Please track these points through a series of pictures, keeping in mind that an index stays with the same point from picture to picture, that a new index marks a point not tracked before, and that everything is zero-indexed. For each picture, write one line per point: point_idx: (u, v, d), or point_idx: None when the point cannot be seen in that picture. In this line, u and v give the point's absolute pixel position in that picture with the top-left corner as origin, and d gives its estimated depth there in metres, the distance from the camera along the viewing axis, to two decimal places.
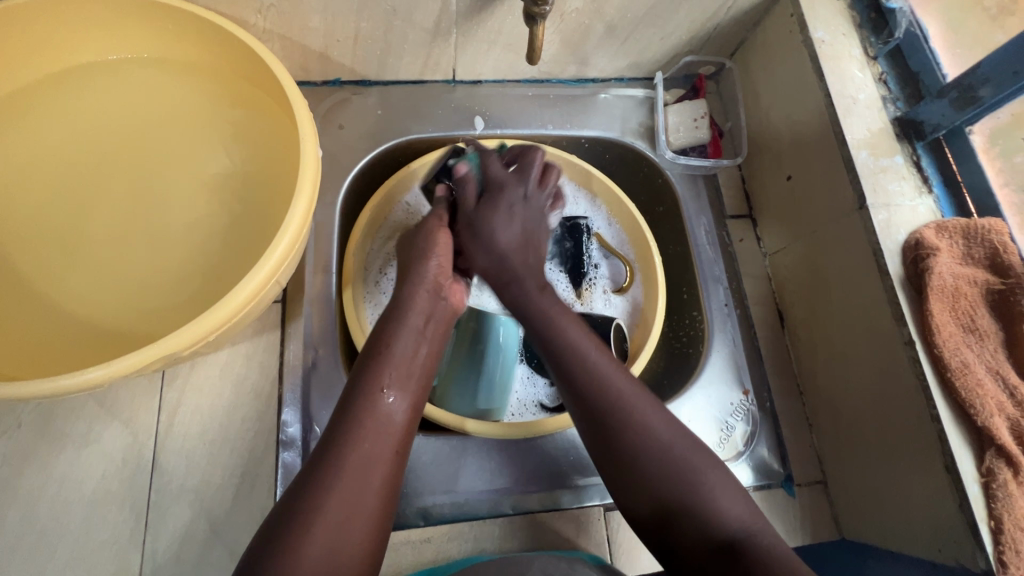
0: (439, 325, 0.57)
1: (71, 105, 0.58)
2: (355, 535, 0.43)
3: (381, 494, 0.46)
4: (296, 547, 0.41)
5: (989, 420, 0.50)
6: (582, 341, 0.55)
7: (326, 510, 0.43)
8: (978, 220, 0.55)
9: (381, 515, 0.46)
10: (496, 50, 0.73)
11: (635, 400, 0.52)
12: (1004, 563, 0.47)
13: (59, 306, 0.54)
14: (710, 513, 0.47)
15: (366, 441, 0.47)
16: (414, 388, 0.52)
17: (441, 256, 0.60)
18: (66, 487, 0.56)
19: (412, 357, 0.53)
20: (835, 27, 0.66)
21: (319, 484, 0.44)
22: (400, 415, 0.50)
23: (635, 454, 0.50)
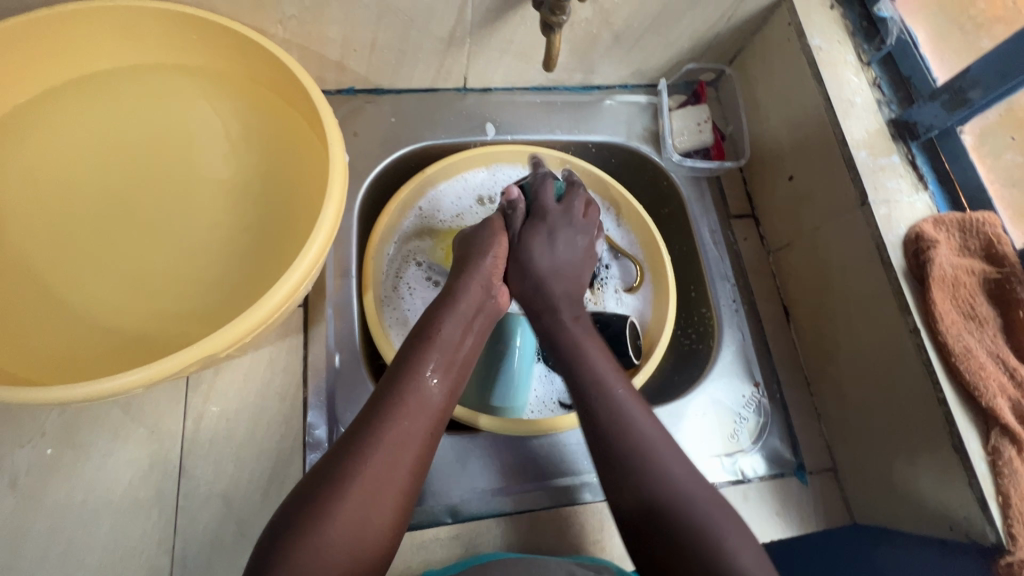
0: (486, 319, 0.62)
1: (95, 114, 0.59)
2: (385, 507, 0.47)
3: (415, 471, 0.49)
4: (330, 510, 0.45)
5: (993, 401, 0.53)
6: (605, 371, 0.59)
7: (362, 478, 0.46)
8: (972, 214, 0.59)
9: (410, 490, 0.49)
10: (507, 59, 0.75)
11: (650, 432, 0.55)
12: (1013, 536, 0.50)
13: (86, 313, 0.54)
14: (720, 561, 0.47)
15: (407, 420, 0.50)
16: (454, 375, 0.56)
17: (495, 255, 0.65)
18: (93, 495, 0.56)
19: (456, 346, 0.57)
20: (830, 35, 0.70)
21: (357, 453, 0.48)
22: (439, 398, 0.53)
23: (649, 499, 0.51)
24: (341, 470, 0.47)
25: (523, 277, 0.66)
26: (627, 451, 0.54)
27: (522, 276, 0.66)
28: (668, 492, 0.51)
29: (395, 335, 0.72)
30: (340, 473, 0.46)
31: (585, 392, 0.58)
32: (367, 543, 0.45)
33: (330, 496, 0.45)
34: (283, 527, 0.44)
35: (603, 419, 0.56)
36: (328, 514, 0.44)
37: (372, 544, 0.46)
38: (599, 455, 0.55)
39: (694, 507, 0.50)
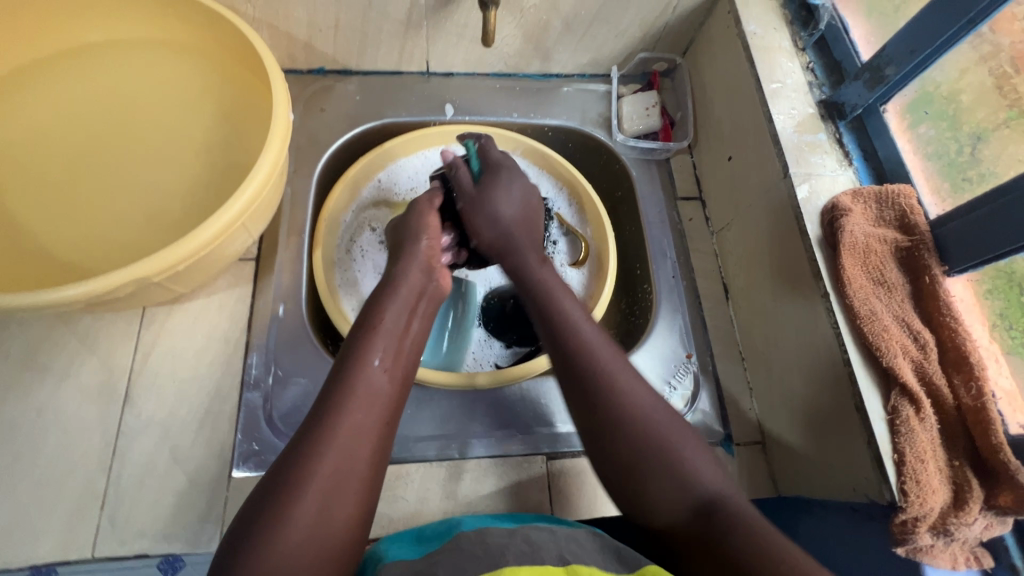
0: (429, 303, 0.62)
1: (80, 76, 0.66)
2: (346, 502, 0.47)
3: (372, 462, 0.50)
4: (288, 513, 0.44)
5: (893, 361, 0.53)
6: (579, 318, 0.59)
7: (318, 476, 0.46)
8: (889, 186, 0.60)
9: (370, 480, 0.50)
10: (464, 43, 0.80)
11: (621, 370, 0.55)
12: (905, 492, 0.50)
13: (52, 246, 0.60)
14: (688, 477, 0.50)
15: (357, 411, 0.50)
16: (403, 361, 0.56)
17: (430, 238, 0.66)
18: (44, 414, 0.61)
19: (401, 334, 0.57)
20: (767, 22, 0.73)
21: (309, 451, 0.47)
22: (387, 387, 0.54)
23: (619, 424, 0.52)
24: (295, 470, 0.46)
25: (492, 226, 0.67)
26: (598, 390, 0.54)
27: (490, 225, 0.67)
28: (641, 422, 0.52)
29: (344, 294, 0.77)
30: (293, 474, 0.46)
31: (551, 319, 0.60)
32: (334, 542, 0.46)
33: (288, 499, 0.45)
34: (241, 533, 0.44)
35: (576, 359, 0.56)
36: (285, 516, 0.44)
37: (340, 541, 0.46)
38: (571, 387, 0.56)
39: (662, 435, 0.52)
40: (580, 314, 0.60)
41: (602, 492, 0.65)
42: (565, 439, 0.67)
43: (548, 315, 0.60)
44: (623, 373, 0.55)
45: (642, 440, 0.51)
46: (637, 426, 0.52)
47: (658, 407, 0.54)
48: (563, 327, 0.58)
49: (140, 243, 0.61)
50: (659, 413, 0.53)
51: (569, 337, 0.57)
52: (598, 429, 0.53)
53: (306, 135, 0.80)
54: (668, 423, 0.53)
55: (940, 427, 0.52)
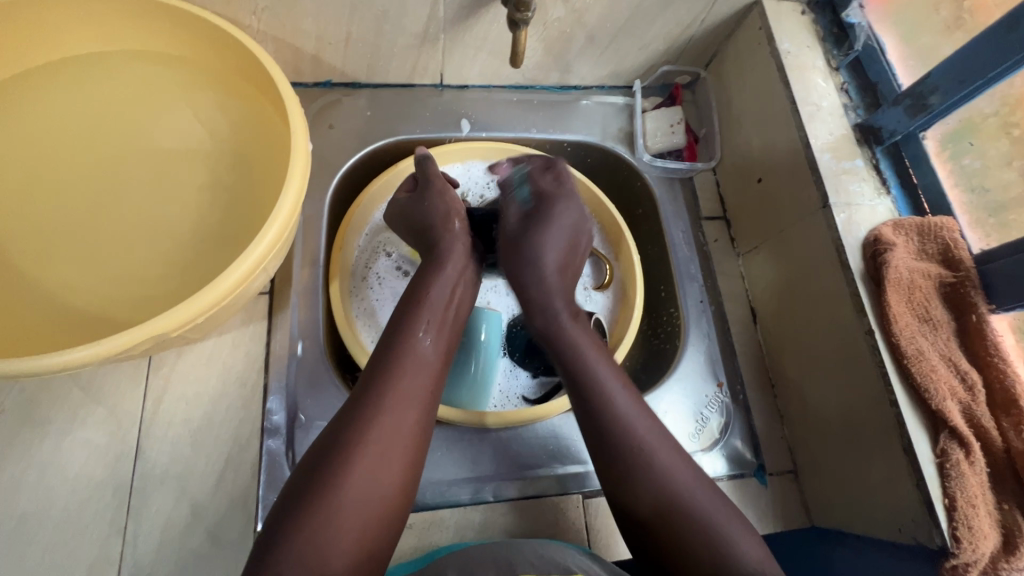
0: (466, 287, 0.61)
1: (69, 99, 0.60)
2: (393, 469, 0.47)
3: (418, 431, 0.50)
4: (338, 480, 0.45)
5: (942, 404, 0.53)
6: (613, 387, 0.56)
7: (365, 445, 0.46)
8: (931, 219, 0.59)
9: (417, 450, 0.49)
10: (483, 56, 0.75)
11: (661, 447, 0.54)
12: (958, 538, 0.50)
13: (49, 291, 0.55)
14: (662, 480, 0.52)
15: (406, 377, 0.51)
16: (444, 331, 0.57)
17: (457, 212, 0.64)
18: (49, 472, 0.56)
19: (445, 305, 0.58)
20: (800, 39, 0.70)
21: (359, 421, 0.47)
22: (434, 355, 0.54)
23: (655, 497, 0.51)
24: (344, 440, 0.46)
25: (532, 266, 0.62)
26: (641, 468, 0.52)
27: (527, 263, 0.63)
28: (672, 495, 0.51)
29: (361, 325, 0.73)
30: (343, 444, 0.46)
31: (582, 389, 0.56)
32: (381, 512, 0.46)
33: (338, 466, 0.45)
34: (289, 499, 0.44)
35: (612, 431, 0.54)
36: (336, 483, 0.44)
37: (385, 510, 0.46)
38: (603, 450, 0.54)
39: (702, 505, 0.51)
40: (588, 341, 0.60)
41: None
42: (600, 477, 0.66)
43: (579, 385, 0.56)
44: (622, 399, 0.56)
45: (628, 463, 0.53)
46: (672, 498, 0.51)
47: (699, 479, 0.53)
48: (598, 399, 0.55)
49: (147, 287, 0.56)
50: (691, 481, 0.53)
51: (605, 412, 0.55)
52: (627, 494, 0.52)
53: (315, 155, 0.74)
54: (705, 497, 0.52)
55: (988, 469, 0.52)
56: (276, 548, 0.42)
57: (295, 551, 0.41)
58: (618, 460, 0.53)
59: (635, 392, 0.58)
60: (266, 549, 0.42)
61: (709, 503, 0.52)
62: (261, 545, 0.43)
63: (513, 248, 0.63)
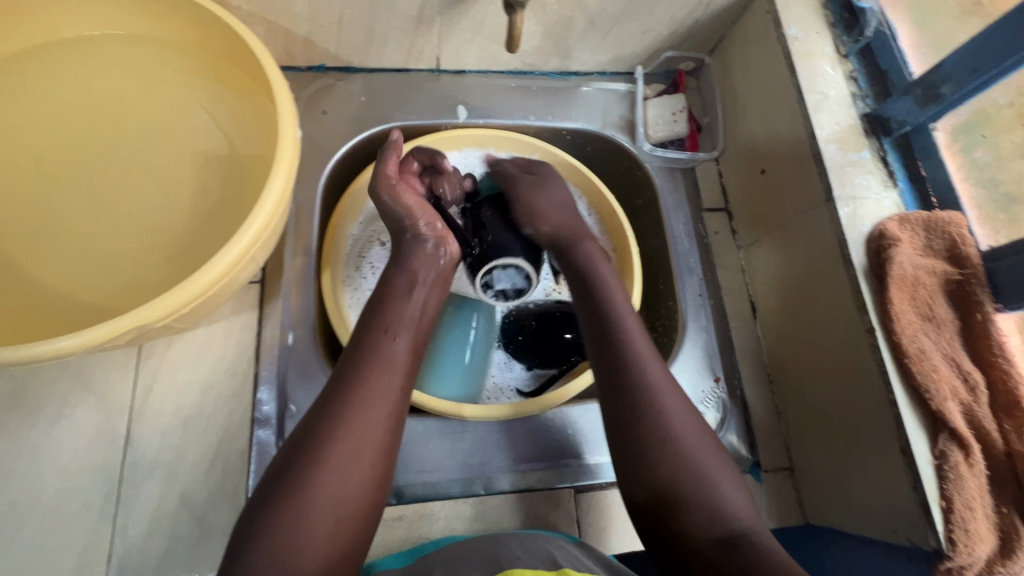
0: (437, 289, 0.59)
1: (56, 82, 0.59)
2: (362, 472, 0.46)
3: (388, 433, 0.48)
4: (307, 481, 0.44)
5: (943, 405, 0.52)
6: (635, 336, 0.57)
7: (336, 444, 0.46)
8: (939, 213, 0.58)
9: (388, 450, 0.48)
10: (480, 40, 0.72)
11: (670, 397, 0.53)
12: (954, 541, 0.49)
13: (36, 279, 0.54)
14: (680, 452, 0.50)
15: (375, 380, 0.49)
16: (416, 332, 0.55)
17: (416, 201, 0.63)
18: (39, 460, 0.56)
19: (417, 308, 0.56)
20: (808, 24, 0.68)
21: (329, 423, 0.47)
22: (403, 357, 0.52)
23: (659, 448, 0.51)
24: (311, 444, 0.46)
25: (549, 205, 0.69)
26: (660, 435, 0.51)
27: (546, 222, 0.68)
28: (676, 452, 0.50)
29: (354, 316, 0.72)
30: (314, 446, 0.46)
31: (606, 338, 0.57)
32: (350, 514, 0.45)
33: (306, 469, 0.45)
34: (257, 505, 0.44)
35: (638, 399, 0.53)
36: (305, 486, 0.44)
37: (355, 514, 0.45)
38: (613, 391, 0.54)
39: (703, 466, 0.50)
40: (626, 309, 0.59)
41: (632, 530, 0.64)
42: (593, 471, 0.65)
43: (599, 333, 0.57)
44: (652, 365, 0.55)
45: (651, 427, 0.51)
46: (677, 456, 0.50)
47: (704, 439, 0.52)
48: (627, 365, 0.54)
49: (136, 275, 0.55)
50: (694, 439, 0.51)
51: (622, 356, 0.55)
52: (632, 452, 0.51)
53: (307, 141, 0.73)
54: (708, 456, 0.51)
55: (987, 472, 0.51)
56: (244, 553, 0.41)
57: (263, 554, 0.41)
58: (620, 405, 0.53)
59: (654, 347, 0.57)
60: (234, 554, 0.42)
61: (711, 466, 0.50)
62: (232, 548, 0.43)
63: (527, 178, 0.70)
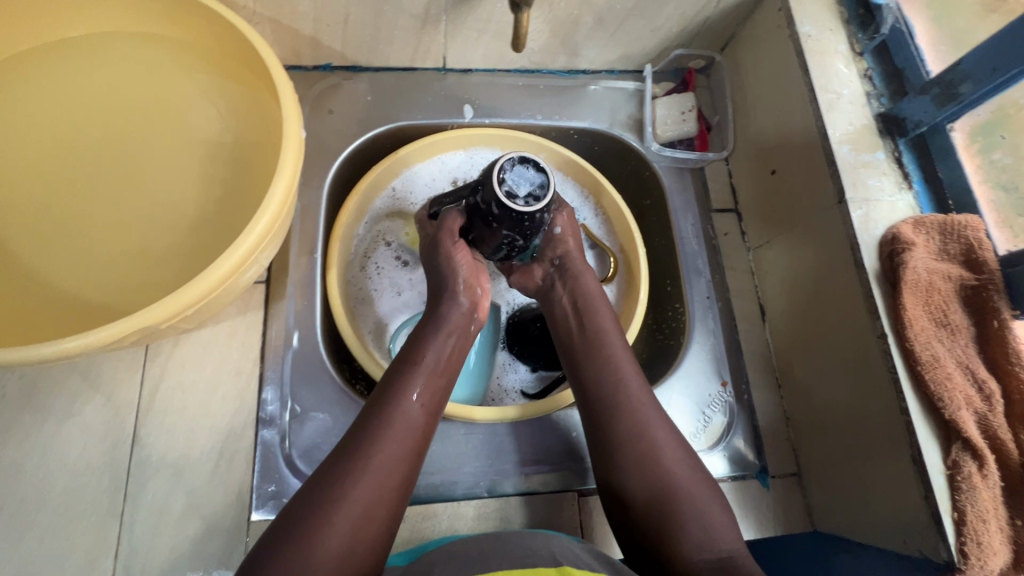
0: (458, 350, 0.58)
1: (64, 83, 0.59)
2: (369, 537, 0.46)
3: (397, 498, 0.49)
4: (318, 539, 0.44)
5: (957, 413, 0.50)
6: (620, 357, 0.58)
7: (348, 503, 0.46)
8: (955, 216, 0.56)
9: (394, 514, 0.48)
10: (486, 39, 0.72)
11: (656, 420, 0.55)
12: (966, 554, 0.48)
13: (43, 278, 0.55)
14: (652, 455, 0.53)
15: (391, 445, 0.49)
16: (435, 392, 0.54)
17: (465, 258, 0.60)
18: (48, 457, 0.57)
19: (448, 354, 0.57)
20: (821, 22, 0.66)
21: (341, 483, 0.46)
22: (421, 420, 0.52)
23: (646, 466, 0.53)
24: (323, 504, 0.45)
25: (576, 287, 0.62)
26: (631, 436, 0.54)
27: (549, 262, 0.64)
28: (659, 472, 0.52)
29: (359, 315, 0.72)
30: (327, 504, 0.45)
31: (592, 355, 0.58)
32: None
33: (316, 528, 0.44)
34: (262, 557, 0.43)
35: (607, 405, 0.55)
36: (316, 544, 0.43)
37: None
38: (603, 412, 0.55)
39: (687, 487, 0.52)
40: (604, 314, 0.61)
41: None
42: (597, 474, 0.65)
43: (591, 350, 0.59)
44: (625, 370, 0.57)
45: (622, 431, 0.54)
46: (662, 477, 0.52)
47: (688, 462, 0.54)
48: (596, 370, 0.57)
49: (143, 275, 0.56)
50: (679, 459, 0.54)
51: (606, 377, 0.57)
52: (605, 453, 0.54)
53: (313, 141, 0.73)
54: (692, 477, 0.53)
55: (1002, 483, 0.50)
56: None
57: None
58: (604, 423, 0.55)
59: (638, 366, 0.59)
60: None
61: (696, 487, 0.52)
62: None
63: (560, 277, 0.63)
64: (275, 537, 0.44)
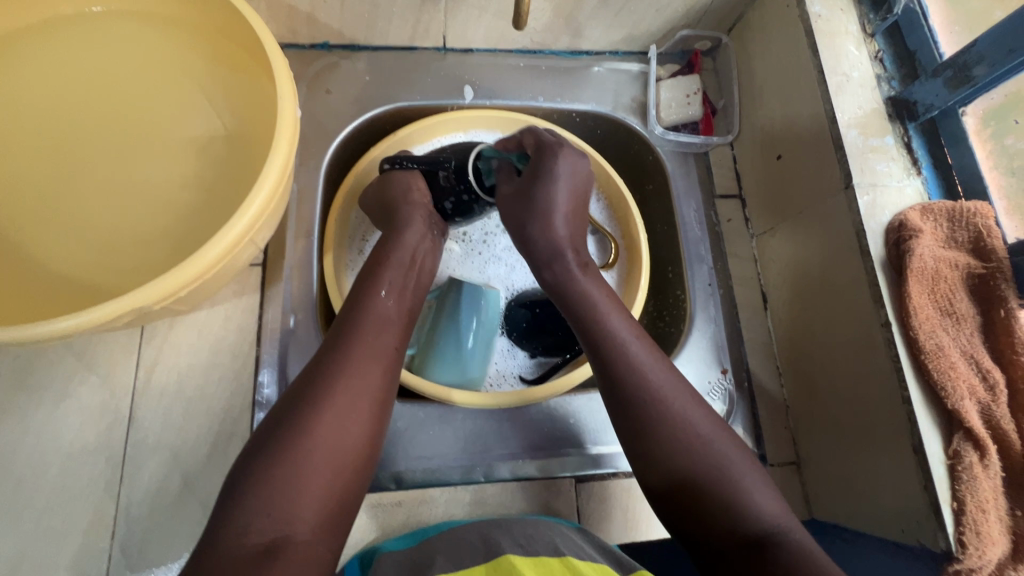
0: (427, 256, 0.61)
1: (55, 58, 0.58)
2: (359, 423, 0.46)
3: (383, 388, 0.49)
4: (308, 427, 0.43)
5: (959, 403, 0.50)
6: (626, 337, 0.53)
7: (337, 391, 0.46)
8: (964, 203, 0.55)
9: (383, 403, 0.48)
10: (488, 17, 0.70)
11: (676, 395, 0.50)
12: (964, 544, 0.48)
13: (36, 258, 0.54)
14: (684, 433, 0.49)
15: (370, 338, 0.50)
16: (407, 295, 0.56)
17: (415, 225, 0.61)
18: (44, 437, 0.57)
19: (407, 268, 0.58)
20: (833, 2, 0.65)
21: (326, 377, 0.46)
22: (395, 314, 0.54)
23: (666, 444, 0.48)
24: (312, 393, 0.45)
25: (547, 231, 0.59)
26: (659, 419, 0.49)
27: (542, 228, 0.59)
28: (695, 448, 0.48)
29: None
30: (300, 423, 0.44)
31: (596, 344, 0.53)
32: (348, 465, 0.44)
33: (305, 418, 0.44)
34: (254, 452, 0.43)
35: (631, 386, 0.51)
36: (304, 435, 0.43)
37: (350, 469, 0.44)
38: (613, 399, 0.52)
39: (719, 451, 0.48)
40: (603, 296, 0.56)
41: (633, 519, 0.64)
42: (594, 461, 0.65)
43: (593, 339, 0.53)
44: (642, 352, 0.52)
45: (647, 415, 0.50)
46: (693, 447, 0.48)
47: (724, 435, 0.50)
48: (613, 352, 0.52)
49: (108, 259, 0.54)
50: (709, 428, 0.49)
51: (624, 362, 0.51)
52: (638, 438, 0.50)
53: (309, 121, 0.71)
54: (725, 444, 0.49)
55: (1002, 474, 0.49)
56: (240, 498, 0.40)
57: (260, 497, 0.40)
58: (631, 408, 0.50)
59: (653, 344, 0.54)
60: (232, 499, 0.41)
61: (729, 455, 0.48)
62: (224, 499, 0.41)
63: (538, 215, 0.58)
64: (253, 458, 0.42)
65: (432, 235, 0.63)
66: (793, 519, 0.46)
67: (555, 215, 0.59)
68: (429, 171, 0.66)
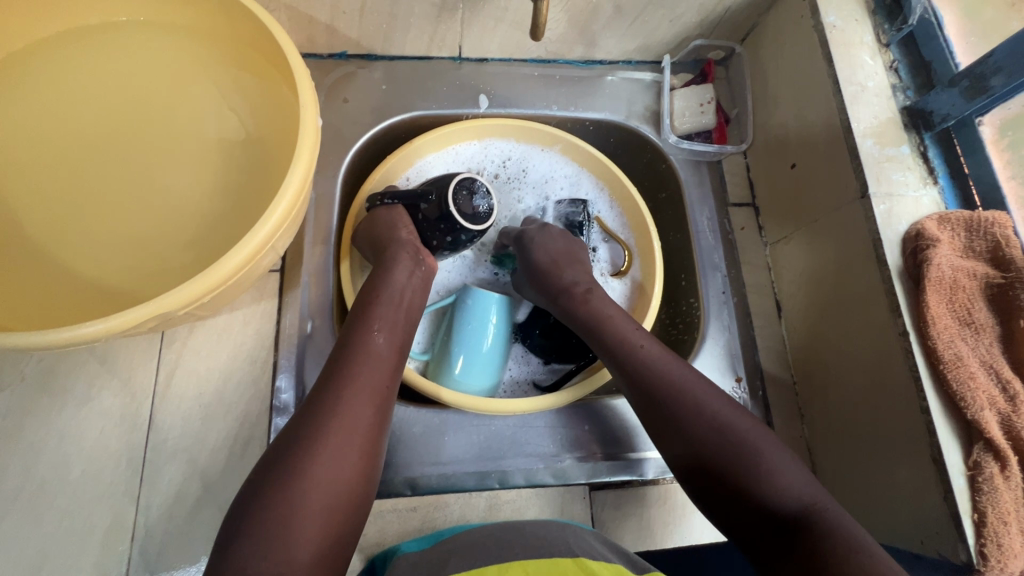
0: (417, 292, 0.60)
1: (83, 69, 0.59)
2: (353, 465, 0.46)
3: (376, 425, 0.49)
4: (303, 469, 0.44)
5: (979, 414, 0.50)
6: (642, 344, 0.56)
7: (330, 431, 0.46)
8: (981, 213, 0.55)
9: (377, 440, 0.49)
10: (503, 27, 0.70)
11: (702, 390, 0.53)
12: (985, 555, 0.48)
13: (60, 263, 0.55)
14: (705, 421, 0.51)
15: (363, 374, 0.50)
16: (397, 329, 0.56)
17: (405, 265, 0.60)
18: (66, 440, 0.58)
19: (397, 306, 0.57)
20: (848, 12, 0.65)
21: (321, 414, 0.47)
22: (387, 352, 0.53)
23: (703, 436, 0.50)
24: (307, 431, 0.46)
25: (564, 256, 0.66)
26: (685, 411, 0.52)
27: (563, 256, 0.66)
28: (729, 433, 0.50)
29: None
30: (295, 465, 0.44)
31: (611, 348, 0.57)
32: (343, 506, 0.45)
33: (300, 460, 0.44)
34: (254, 492, 0.43)
35: (651, 382, 0.54)
36: (299, 477, 0.43)
37: (346, 507, 0.45)
38: (639, 397, 0.54)
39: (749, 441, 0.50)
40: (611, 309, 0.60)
41: (645, 527, 0.65)
42: (609, 469, 0.65)
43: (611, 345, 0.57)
44: (655, 355, 0.56)
45: (674, 407, 0.52)
46: (723, 437, 0.50)
47: (747, 422, 0.52)
48: (628, 356, 0.56)
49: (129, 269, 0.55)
50: (747, 425, 0.51)
51: (641, 364, 0.55)
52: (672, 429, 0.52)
53: (327, 129, 0.72)
54: (753, 432, 0.51)
55: None
56: (239, 541, 0.41)
57: (256, 542, 0.41)
58: (660, 405, 0.53)
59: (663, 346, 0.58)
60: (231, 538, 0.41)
61: (767, 448, 0.50)
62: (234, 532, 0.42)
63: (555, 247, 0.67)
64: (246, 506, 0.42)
65: (424, 267, 0.62)
66: (834, 506, 0.47)
67: (568, 246, 0.67)
68: (411, 206, 0.65)
